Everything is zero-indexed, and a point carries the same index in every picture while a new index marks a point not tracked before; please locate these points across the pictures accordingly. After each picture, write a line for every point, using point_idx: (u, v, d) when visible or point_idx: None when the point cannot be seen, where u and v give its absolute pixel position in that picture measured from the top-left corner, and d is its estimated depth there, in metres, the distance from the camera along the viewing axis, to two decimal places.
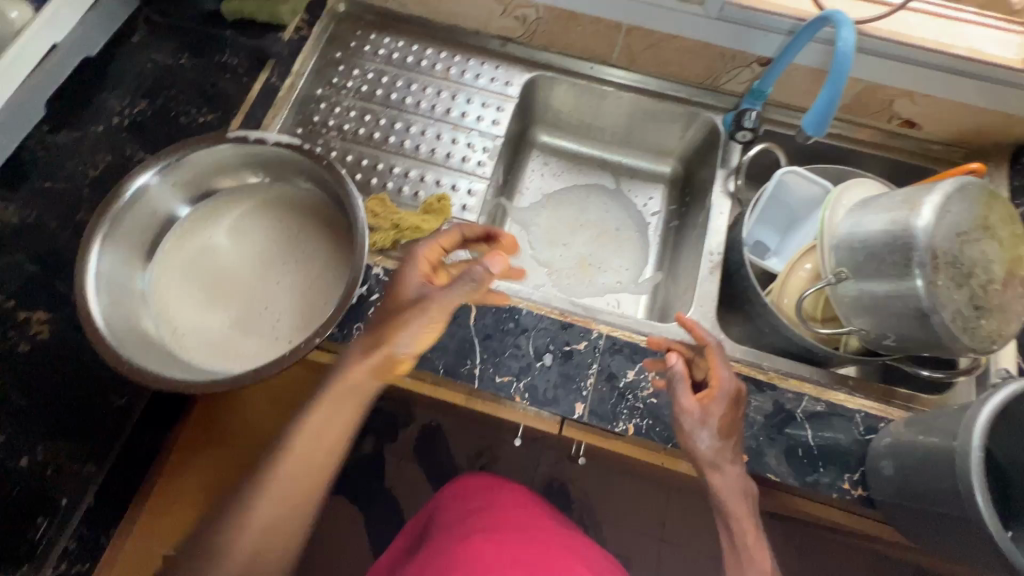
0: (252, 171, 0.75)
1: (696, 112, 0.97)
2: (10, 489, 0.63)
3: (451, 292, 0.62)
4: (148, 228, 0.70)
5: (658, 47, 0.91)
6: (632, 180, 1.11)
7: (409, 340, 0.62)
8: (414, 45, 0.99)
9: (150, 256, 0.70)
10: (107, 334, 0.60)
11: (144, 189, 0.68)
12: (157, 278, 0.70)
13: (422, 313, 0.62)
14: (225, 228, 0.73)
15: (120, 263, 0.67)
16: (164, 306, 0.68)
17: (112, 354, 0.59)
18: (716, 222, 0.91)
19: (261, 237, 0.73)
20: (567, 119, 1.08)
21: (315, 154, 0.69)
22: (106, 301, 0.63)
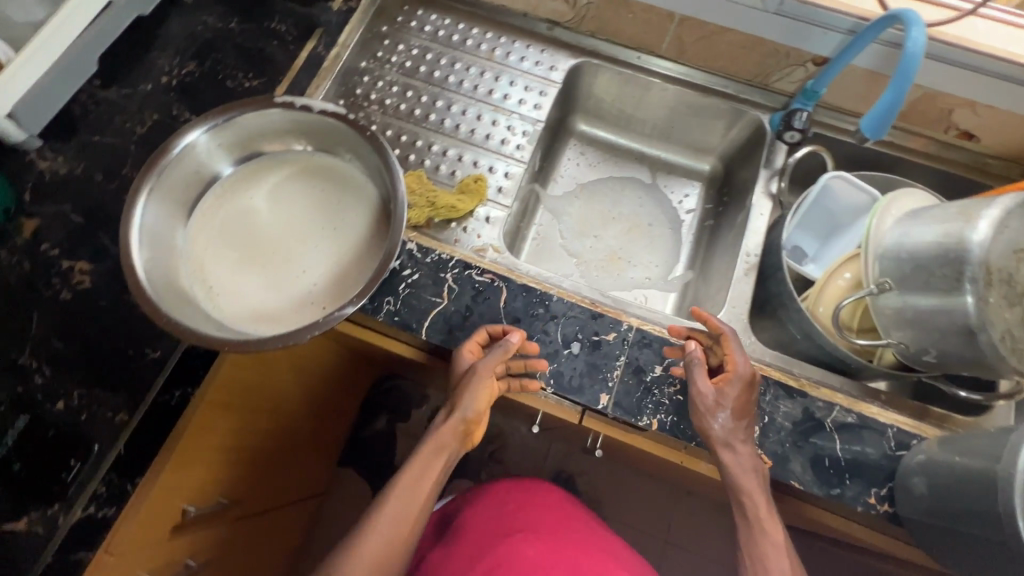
0: (296, 138, 0.75)
1: (743, 110, 0.95)
2: (48, 430, 0.67)
3: (486, 362, 0.68)
4: (191, 186, 0.71)
5: (709, 40, 0.89)
6: (669, 175, 1.10)
7: (472, 406, 0.69)
8: (461, 23, 0.98)
9: (191, 214, 0.72)
10: (146, 288, 0.61)
11: (190, 147, 0.68)
12: (197, 236, 0.71)
13: (472, 385, 0.68)
14: (266, 192, 0.74)
15: (162, 218, 0.68)
16: (202, 264, 0.69)
17: (151, 308, 0.60)
18: (755, 224, 0.89)
19: (301, 204, 0.73)
20: (608, 108, 1.07)
21: (360, 126, 0.69)
22: (147, 255, 0.64)
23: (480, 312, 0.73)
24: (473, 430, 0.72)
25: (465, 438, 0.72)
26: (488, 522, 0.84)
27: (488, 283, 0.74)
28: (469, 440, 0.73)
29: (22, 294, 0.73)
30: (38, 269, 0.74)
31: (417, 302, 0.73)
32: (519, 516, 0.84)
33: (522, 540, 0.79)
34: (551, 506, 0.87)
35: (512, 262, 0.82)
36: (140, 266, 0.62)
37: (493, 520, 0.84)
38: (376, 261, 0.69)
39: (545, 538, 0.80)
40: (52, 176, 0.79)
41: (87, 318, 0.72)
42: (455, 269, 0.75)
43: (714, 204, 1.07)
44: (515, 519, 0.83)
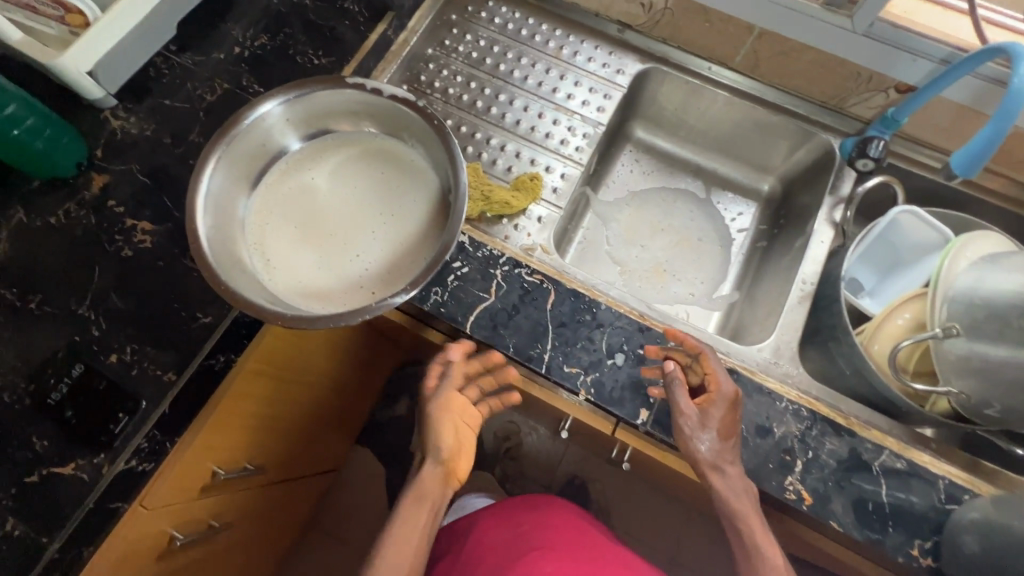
0: (362, 120, 0.75)
1: (812, 132, 0.91)
2: (100, 382, 0.68)
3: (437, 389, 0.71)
4: (257, 159, 0.72)
5: (787, 57, 0.86)
6: (724, 192, 1.08)
7: (439, 443, 0.70)
8: (530, 18, 0.97)
9: (255, 188, 0.73)
10: (207, 255, 0.62)
11: (261, 120, 0.70)
12: (259, 209, 0.72)
13: (433, 419, 0.70)
14: (328, 172, 0.74)
15: (227, 188, 0.69)
16: (260, 237, 0.71)
17: (210, 273, 0.61)
18: (813, 251, 0.86)
19: (360, 187, 0.74)
20: (670, 116, 1.04)
21: (428, 115, 0.69)
22: (210, 222, 0.65)
23: (526, 312, 0.72)
24: (455, 466, 0.71)
25: (448, 476, 0.70)
26: (502, 546, 0.84)
27: (537, 284, 0.74)
28: (454, 480, 0.72)
29: (87, 246, 0.75)
30: (104, 225, 0.76)
31: (464, 295, 0.73)
32: (535, 535, 0.84)
33: (535, 559, 0.78)
34: (568, 526, 0.87)
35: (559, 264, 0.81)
36: (203, 232, 0.64)
37: (509, 541, 0.84)
38: (431, 252, 0.69)
39: (561, 554, 0.78)
40: (124, 135, 0.81)
41: (145, 276, 0.74)
42: (505, 266, 0.74)
43: (767, 226, 1.04)
44: (531, 538, 0.83)
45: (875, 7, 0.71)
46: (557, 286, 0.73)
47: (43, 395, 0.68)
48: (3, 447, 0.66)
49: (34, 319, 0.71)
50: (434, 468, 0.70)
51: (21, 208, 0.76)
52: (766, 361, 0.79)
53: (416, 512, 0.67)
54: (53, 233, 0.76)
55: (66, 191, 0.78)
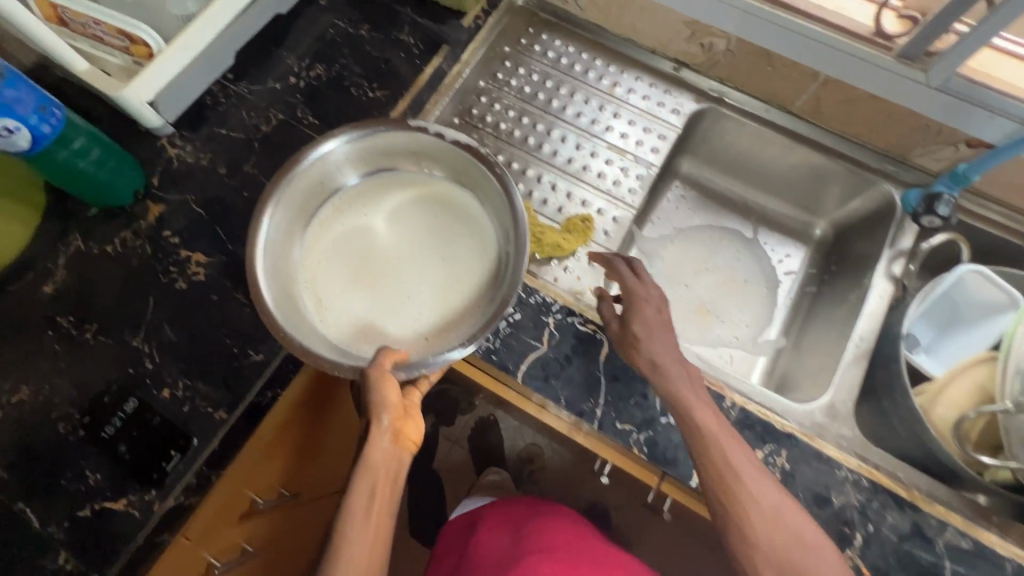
0: (421, 160, 0.74)
1: (872, 180, 0.89)
2: (153, 417, 0.68)
3: (371, 368, 0.61)
4: (314, 195, 0.72)
5: (852, 104, 0.84)
6: (771, 232, 1.05)
7: (383, 408, 0.60)
8: (584, 53, 0.96)
9: (310, 224, 0.73)
10: (266, 298, 0.62)
11: (322, 159, 0.69)
12: (314, 247, 0.73)
13: (371, 389, 0.60)
14: (383, 211, 0.74)
15: (285, 226, 0.69)
16: (314, 276, 0.71)
17: (269, 318, 0.61)
18: (872, 307, 0.83)
19: (414, 229, 0.74)
20: (721, 153, 1.02)
21: (492, 164, 0.67)
22: (269, 262, 0.65)
23: (579, 364, 0.71)
24: (406, 430, 0.63)
25: (401, 443, 0.62)
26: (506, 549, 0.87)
27: (591, 334, 0.73)
28: (409, 443, 0.63)
29: (142, 277, 0.75)
30: (159, 255, 0.76)
31: (516, 343, 0.72)
32: (538, 537, 0.87)
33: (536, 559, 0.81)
34: (569, 528, 0.90)
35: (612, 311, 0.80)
36: (262, 274, 0.63)
37: (512, 544, 0.88)
38: (486, 303, 0.68)
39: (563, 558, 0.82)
40: (179, 164, 0.81)
41: (198, 309, 0.74)
42: (558, 314, 0.73)
43: (817, 270, 1.02)
44: (534, 540, 0.86)
45: (954, 64, 0.69)
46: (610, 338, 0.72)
47: (98, 427, 0.68)
48: (57, 478, 0.67)
49: (90, 348, 0.72)
50: (381, 436, 0.61)
51: (79, 235, 0.77)
52: (820, 422, 0.76)
53: (376, 486, 0.59)
54: (110, 262, 0.76)
55: (122, 219, 0.78)
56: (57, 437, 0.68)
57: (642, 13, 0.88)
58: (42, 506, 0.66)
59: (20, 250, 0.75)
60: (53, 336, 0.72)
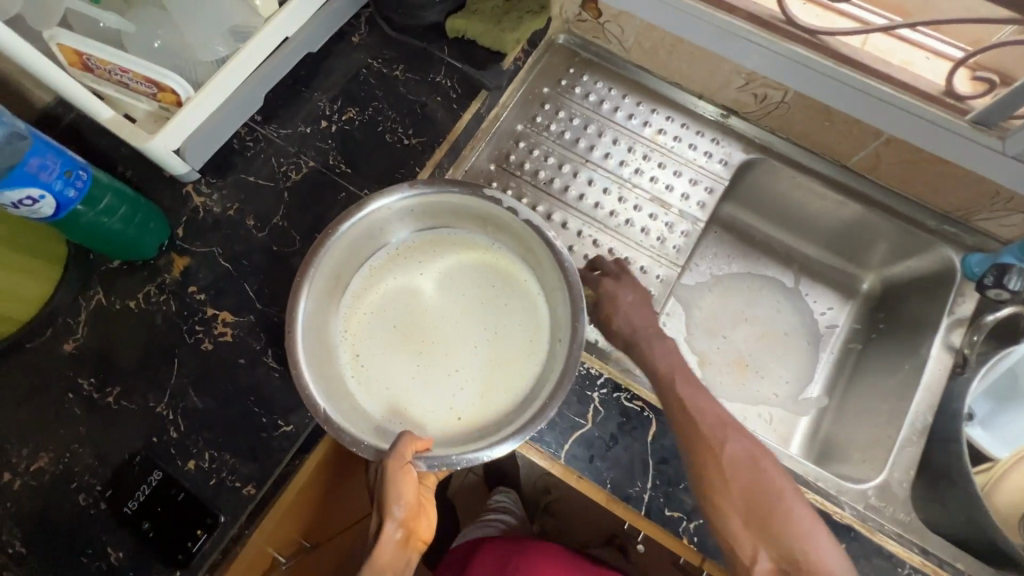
0: (484, 226, 0.73)
1: (930, 241, 0.85)
2: (178, 492, 0.65)
3: (390, 459, 0.58)
4: (368, 244, 0.72)
5: (914, 165, 0.79)
6: (814, 283, 1.00)
7: (398, 501, 0.57)
8: (627, 96, 0.92)
9: (358, 273, 0.74)
10: (300, 366, 0.60)
11: (388, 209, 0.68)
12: (355, 303, 0.74)
13: (389, 479, 0.58)
14: (435, 271, 0.75)
15: (332, 276, 0.69)
16: (355, 335, 0.72)
17: (305, 393, 0.59)
18: (929, 379, 0.80)
19: (462, 297, 0.74)
20: (768, 202, 0.97)
21: (554, 247, 0.66)
22: (309, 320, 0.65)
23: (625, 445, 0.68)
24: (416, 526, 0.60)
25: (407, 544, 0.58)
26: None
27: (638, 411, 0.69)
28: (416, 542, 0.59)
29: (165, 337, 0.72)
30: (184, 313, 0.73)
31: (559, 420, 0.68)
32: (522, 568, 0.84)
33: None
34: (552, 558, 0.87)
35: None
36: (299, 335, 0.62)
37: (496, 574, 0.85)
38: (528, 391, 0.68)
39: None
40: (206, 214, 0.77)
41: (225, 374, 0.70)
42: (604, 389, 0.70)
43: (862, 326, 0.97)
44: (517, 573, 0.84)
45: None
46: (659, 417, 0.69)
47: (121, 500, 0.65)
48: (77, 554, 0.64)
49: (112, 414, 0.68)
50: (393, 531, 0.57)
51: (100, 288, 0.74)
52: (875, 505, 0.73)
53: None
54: (132, 319, 0.73)
55: (146, 272, 0.74)
56: (77, 510, 0.65)
57: (694, 59, 0.83)
58: None
59: (39, 308, 0.71)
60: (73, 400, 0.69)
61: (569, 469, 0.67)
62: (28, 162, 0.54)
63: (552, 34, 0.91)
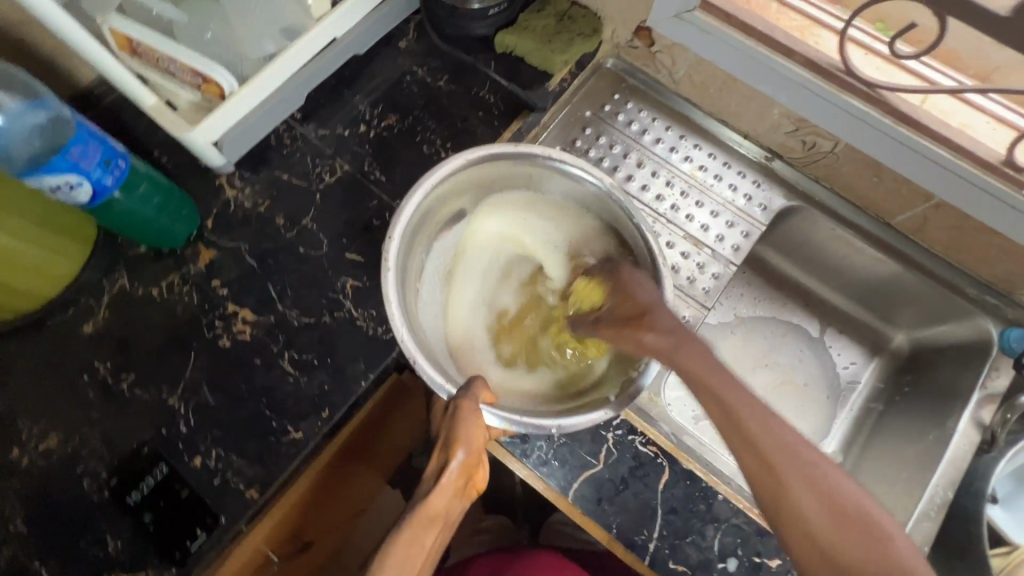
0: (579, 213, 0.77)
1: (968, 310, 0.82)
2: (182, 488, 0.65)
3: (466, 398, 0.59)
4: (474, 191, 0.75)
5: (961, 231, 0.77)
6: (840, 335, 0.98)
7: (465, 444, 0.59)
8: (670, 128, 0.90)
9: (457, 222, 0.76)
10: (388, 266, 0.63)
11: (513, 161, 0.72)
12: (443, 249, 0.76)
13: (458, 423, 0.59)
14: (525, 243, 0.78)
15: (438, 202, 0.72)
16: (443, 278, 0.75)
17: (387, 298, 0.61)
18: (953, 453, 0.78)
19: (538, 278, 0.77)
20: (803, 250, 0.95)
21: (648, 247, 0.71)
22: (408, 232, 0.67)
23: (635, 490, 0.66)
24: (473, 475, 0.62)
25: (463, 488, 0.61)
26: None
27: (651, 457, 0.68)
28: (471, 491, 0.62)
29: (185, 329, 0.71)
30: (205, 306, 0.72)
31: (571, 457, 0.67)
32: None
33: None
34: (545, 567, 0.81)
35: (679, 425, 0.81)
36: (398, 240, 0.65)
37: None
38: (576, 393, 0.72)
39: None
40: (236, 208, 0.77)
41: (241, 373, 0.70)
42: (618, 431, 0.68)
43: (886, 386, 0.95)
44: None
45: None
46: (673, 468, 0.67)
47: (124, 490, 0.65)
48: (75, 540, 0.63)
49: (125, 400, 0.68)
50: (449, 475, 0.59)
51: (125, 272, 0.74)
52: None
53: (430, 526, 0.57)
54: (153, 306, 0.72)
55: (172, 261, 0.74)
56: (80, 494, 0.65)
57: (746, 98, 0.82)
58: (59, 568, 0.62)
59: (63, 286, 0.71)
60: (87, 382, 0.69)
61: (576, 507, 0.66)
62: (69, 150, 0.53)
63: (600, 58, 0.89)
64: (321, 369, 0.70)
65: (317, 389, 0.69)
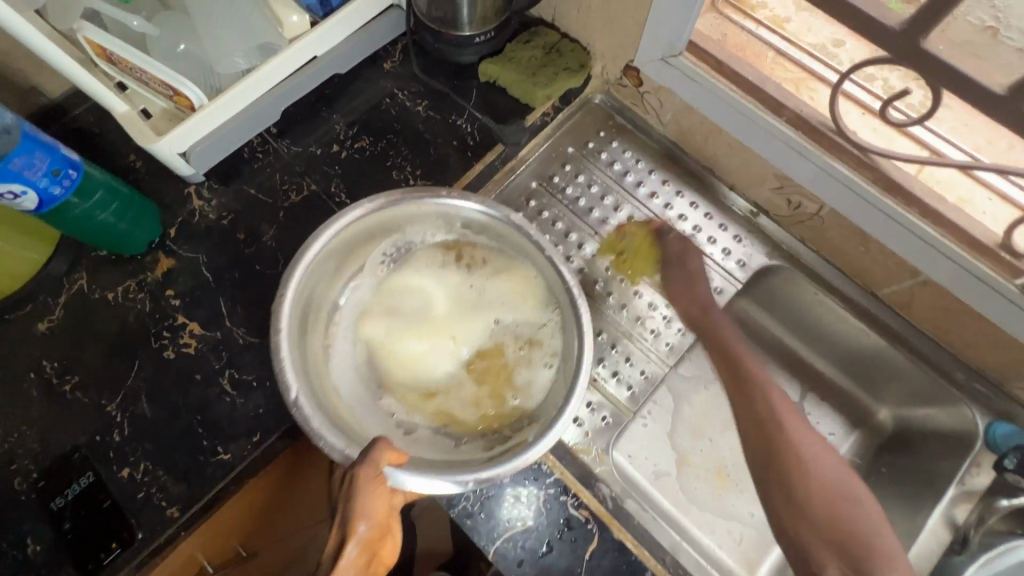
0: (495, 248, 0.73)
1: (955, 397, 0.76)
2: (105, 498, 0.65)
3: (364, 466, 0.54)
4: (376, 240, 0.72)
5: (951, 313, 0.72)
6: (822, 400, 0.89)
7: (365, 518, 0.53)
8: (654, 171, 0.86)
9: (363, 277, 0.73)
10: (281, 324, 0.60)
11: (404, 209, 0.70)
12: (360, 297, 0.73)
13: (356, 493, 0.53)
14: (438, 294, 0.73)
15: (337, 257, 0.69)
16: (360, 331, 0.71)
17: (277, 359, 0.59)
18: (919, 550, 0.72)
19: (462, 327, 0.72)
20: (789, 308, 0.87)
21: (572, 294, 0.67)
22: (304, 288, 0.65)
23: (561, 552, 0.64)
24: (379, 552, 0.55)
25: (366, 567, 0.53)
26: None
27: (582, 521, 0.65)
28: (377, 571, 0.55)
29: (132, 337, 0.72)
30: (156, 315, 0.73)
31: (496, 511, 0.64)
32: None
33: None
34: None
35: (634, 481, 0.79)
36: (291, 297, 0.62)
37: None
38: (502, 439, 0.67)
39: None
40: (200, 219, 0.77)
41: (180, 386, 0.70)
42: (551, 488, 0.66)
43: (863, 462, 0.86)
44: None
45: None
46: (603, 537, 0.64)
47: (50, 494, 0.65)
48: None
49: (66, 403, 0.69)
50: (348, 556, 0.52)
51: (85, 273, 0.74)
52: None
53: None
54: (106, 310, 0.73)
55: (130, 267, 0.75)
56: (8, 493, 0.65)
57: (733, 150, 0.78)
58: None
59: (21, 283, 0.72)
60: (33, 380, 0.70)
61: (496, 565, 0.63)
62: (12, 161, 0.54)
63: (589, 93, 0.87)
64: (258, 392, 0.69)
65: (252, 412, 0.69)
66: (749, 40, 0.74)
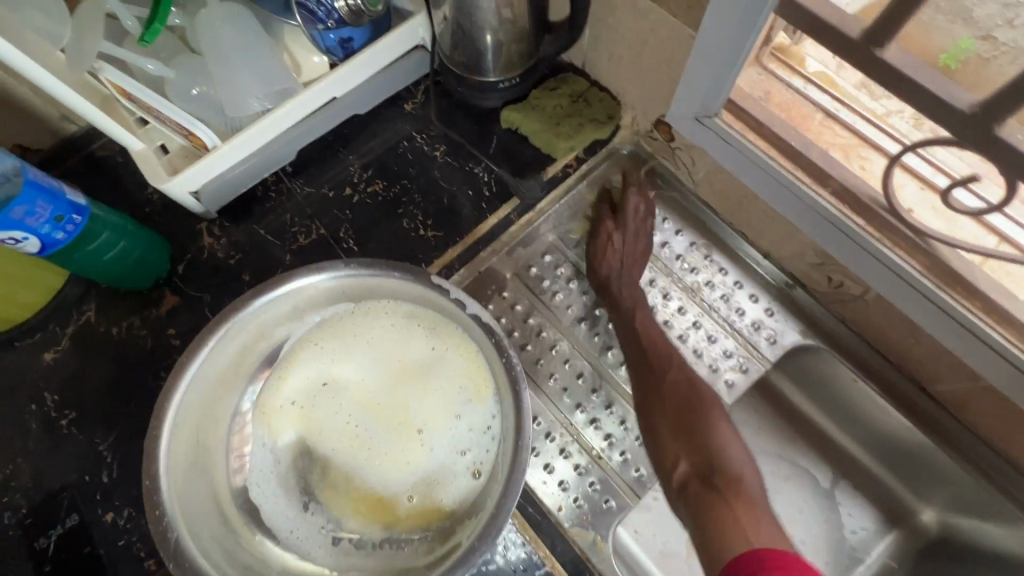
0: (421, 313, 0.68)
1: (1013, 514, 0.66)
2: (88, 543, 0.64)
3: None
4: (280, 326, 0.67)
5: (1015, 420, 0.63)
6: (854, 491, 0.79)
7: None
8: (682, 232, 0.80)
9: (268, 366, 0.69)
10: (158, 463, 0.56)
11: (296, 294, 0.64)
12: (271, 390, 0.69)
13: None
14: (355, 373, 0.69)
15: (232, 358, 0.64)
16: (278, 433, 0.68)
17: (159, 512, 0.54)
18: None
19: (391, 410, 0.68)
20: (826, 388, 0.79)
21: (515, 376, 0.59)
22: (188, 411, 0.60)
23: None
24: None
25: None
26: None
27: None
28: None
29: (130, 376, 0.71)
30: (156, 354, 0.72)
31: None
32: None
33: None
34: None
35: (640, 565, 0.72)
36: (167, 434, 0.57)
37: None
38: (441, 538, 0.62)
39: None
40: (209, 258, 0.76)
41: None
42: None
43: (900, 569, 0.76)
44: None
45: None
46: None
47: (36, 533, 0.65)
48: None
49: (60, 439, 0.69)
50: None
51: (93, 306, 0.74)
52: None
53: None
54: (108, 346, 0.73)
55: (135, 303, 0.74)
56: None
57: (768, 218, 0.72)
58: None
59: (31, 314, 0.73)
60: (33, 413, 0.70)
61: None
62: (13, 210, 0.56)
63: (617, 143, 0.81)
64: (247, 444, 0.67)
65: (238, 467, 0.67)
66: (794, 99, 0.66)
